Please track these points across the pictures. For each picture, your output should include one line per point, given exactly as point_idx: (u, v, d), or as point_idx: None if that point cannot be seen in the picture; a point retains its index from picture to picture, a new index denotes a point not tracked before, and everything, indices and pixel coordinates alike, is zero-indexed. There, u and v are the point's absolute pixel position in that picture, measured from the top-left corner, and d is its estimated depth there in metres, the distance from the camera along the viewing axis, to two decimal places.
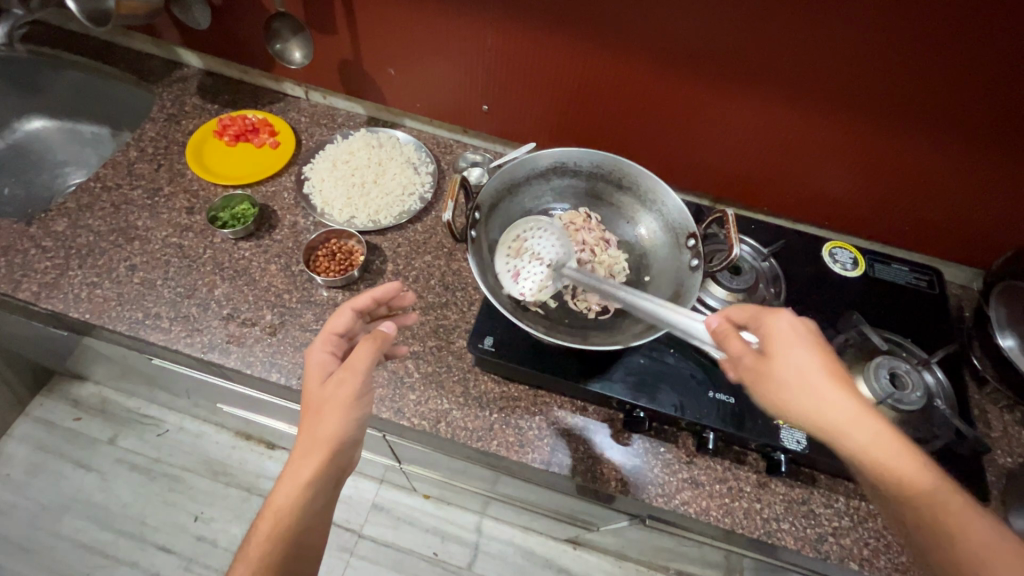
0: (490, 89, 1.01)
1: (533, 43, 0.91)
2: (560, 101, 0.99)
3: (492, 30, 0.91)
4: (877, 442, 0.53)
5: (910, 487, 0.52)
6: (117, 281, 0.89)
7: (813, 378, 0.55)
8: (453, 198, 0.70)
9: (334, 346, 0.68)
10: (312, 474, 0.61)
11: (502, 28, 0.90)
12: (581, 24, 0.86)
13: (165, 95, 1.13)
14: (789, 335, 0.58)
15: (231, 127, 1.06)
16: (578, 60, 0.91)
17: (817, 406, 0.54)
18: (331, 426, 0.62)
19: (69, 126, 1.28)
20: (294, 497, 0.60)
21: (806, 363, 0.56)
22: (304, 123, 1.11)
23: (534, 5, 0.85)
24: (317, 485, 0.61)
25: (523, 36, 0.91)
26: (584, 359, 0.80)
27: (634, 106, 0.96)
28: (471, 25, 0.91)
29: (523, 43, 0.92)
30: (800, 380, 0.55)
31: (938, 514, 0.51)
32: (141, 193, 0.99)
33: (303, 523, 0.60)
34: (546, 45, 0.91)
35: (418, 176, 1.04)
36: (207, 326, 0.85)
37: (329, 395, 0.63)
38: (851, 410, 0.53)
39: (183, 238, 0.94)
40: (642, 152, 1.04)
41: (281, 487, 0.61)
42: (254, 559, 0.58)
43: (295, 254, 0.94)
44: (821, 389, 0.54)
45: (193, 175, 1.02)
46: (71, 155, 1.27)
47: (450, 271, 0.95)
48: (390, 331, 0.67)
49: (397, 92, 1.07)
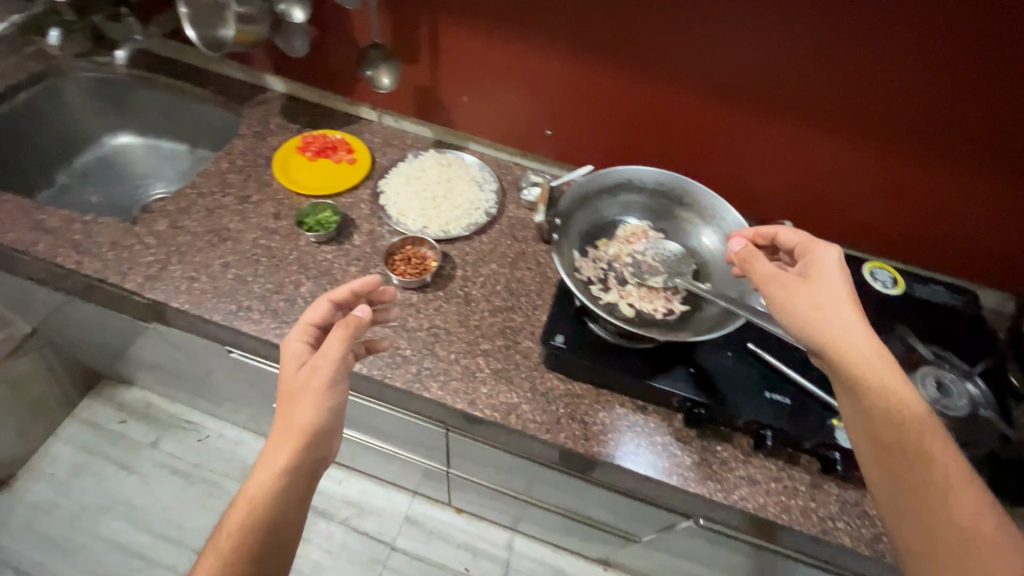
0: (554, 114, 1.10)
1: (602, 75, 1.01)
2: (614, 129, 1.09)
3: (565, 61, 1.01)
4: (878, 368, 0.61)
5: (904, 422, 0.59)
6: (211, 276, 0.96)
7: (837, 302, 0.65)
8: None
9: (313, 335, 0.74)
10: (286, 460, 0.65)
11: (575, 61, 1.00)
12: (648, 59, 0.96)
13: (252, 115, 1.25)
14: (832, 271, 0.68)
15: (313, 144, 1.18)
16: (639, 92, 1.01)
17: (837, 326, 0.63)
18: (303, 415, 0.67)
19: (150, 142, 1.45)
20: (268, 484, 0.65)
21: (836, 294, 0.65)
22: (377, 144, 1.22)
23: (608, 39, 0.96)
24: (292, 471, 0.66)
25: (594, 69, 1.01)
26: (649, 359, 0.85)
27: (689, 134, 1.05)
28: (546, 56, 1.01)
29: (593, 75, 1.01)
30: (831, 303, 0.65)
31: (925, 453, 0.58)
32: (232, 200, 1.08)
33: (271, 513, 0.64)
34: (614, 77, 1.00)
35: (483, 193, 1.13)
36: (295, 319, 0.92)
37: (303, 382, 0.69)
38: (861, 336, 0.62)
39: (271, 241, 1.02)
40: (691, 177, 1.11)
41: (256, 473, 0.65)
42: (228, 543, 0.62)
43: (373, 258, 1.02)
44: (845, 315, 0.64)
45: (278, 186, 1.11)
46: (151, 169, 1.44)
47: (514, 278, 1.02)
48: (363, 314, 0.72)
49: (466, 117, 1.15)
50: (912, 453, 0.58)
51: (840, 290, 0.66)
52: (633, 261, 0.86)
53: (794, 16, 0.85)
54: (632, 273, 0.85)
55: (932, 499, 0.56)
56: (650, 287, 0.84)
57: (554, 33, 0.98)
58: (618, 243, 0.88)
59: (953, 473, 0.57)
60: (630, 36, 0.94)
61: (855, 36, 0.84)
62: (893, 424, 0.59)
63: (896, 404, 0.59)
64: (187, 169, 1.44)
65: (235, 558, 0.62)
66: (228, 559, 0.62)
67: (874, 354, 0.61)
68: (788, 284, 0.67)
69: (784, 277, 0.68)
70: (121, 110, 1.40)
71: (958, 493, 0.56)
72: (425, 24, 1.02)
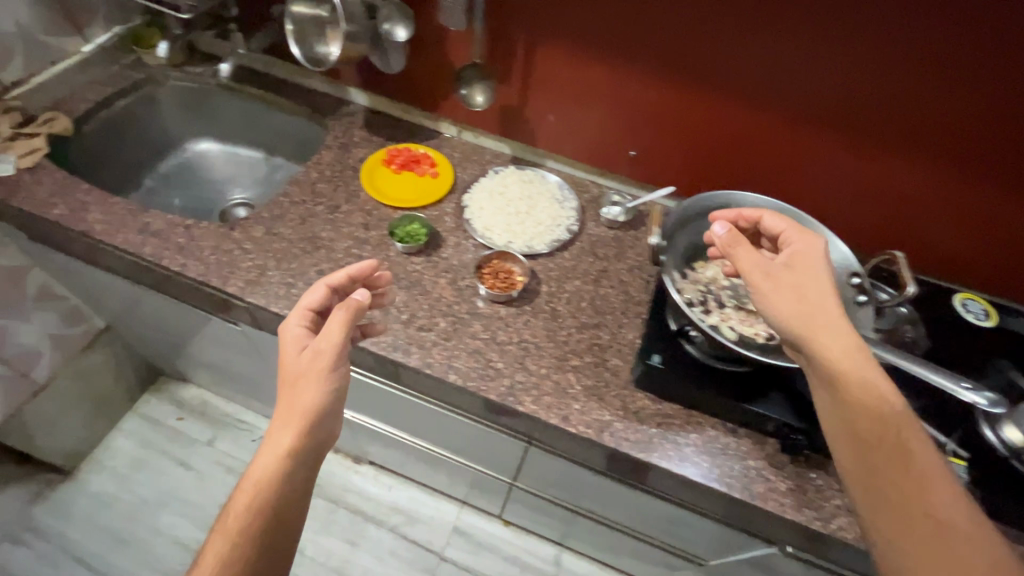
0: (641, 136, 1.12)
1: (696, 100, 1.03)
2: (694, 151, 1.10)
3: (659, 86, 1.03)
4: (857, 361, 0.68)
5: (876, 412, 0.66)
6: (308, 283, 0.99)
7: (819, 296, 0.71)
8: (656, 224, 0.86)
9: (310, 320, 0.80)
10: (289, 443, 0.71)
11: (669, 86, 1.03)
12: (744, 86, 0.98)
13: (336, 127, 1.29)
14: (816, 264, 0.74)
15: (398, 157, 1.21)
16: (730, 117, 1.03)
17: (821, 320, 0.69)
18: (306, 396, 0.73)
19: (228, 148, 1.50)
20: (273, 465, 0.70)
21: (819, 287, 0.71)
22: (457, 158, 1.25)
23: (705, 66, 0.98)
24: (296, 452, 0.72)
25: (686, 95, 1.03)
26: (745, 382, 0.86)
27: (777, 160, 1.06)
28: (640, 80, 1.03)
29: (684, 100, 1.04)
30: (815, 297, 0.71)
31: (897, 443, 0.66)
32: (323, 209, 1.11)
33: (279, 484, 0.70)
34: (706, 103, 1.03)
35: (564, 210, 1.15)
36: (390, 328, 0.95)
37: (304, 368, 0.74)
38: (843, 330, 0.69)
39: (362, 250, 1.05)
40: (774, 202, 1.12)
41: (263, 449, 0.72)
42: (236, 521, 0.68)
43: (461, 271, 1.04)
44: (827, 309, 0.70)
45: (366, 197, 1.15)
46: (230, 174, 1.49)
47: (598, 296, 1.04)
48: (362, 300, 0.78)
49: (549, 136, 1.18)
50: (885, 442, 0.66)
51: (818, 284, 0.72)
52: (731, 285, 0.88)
53: (879, 47, 0.87)
54: (731, 296, 0.86)
55: (902, 487, 0.64)
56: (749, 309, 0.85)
57: (651, 59, 1.00)
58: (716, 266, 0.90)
59: (924, 459, 0.65)
60: (728, 64, 0.97)
61: (943, 64, 0.86)
62: (869, 416, 0.66)
63: (870, 394, 0.67)
64: (264, 175, 1.48)
65: (247, 534, 0.68)
66: (239, 534, 0.68)
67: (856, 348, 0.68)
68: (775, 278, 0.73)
69: (768, 268, 0.73)
70: (204, 118, 1.45)
71: (928, 481, 0.64)
72: (521, 45, 1.05)
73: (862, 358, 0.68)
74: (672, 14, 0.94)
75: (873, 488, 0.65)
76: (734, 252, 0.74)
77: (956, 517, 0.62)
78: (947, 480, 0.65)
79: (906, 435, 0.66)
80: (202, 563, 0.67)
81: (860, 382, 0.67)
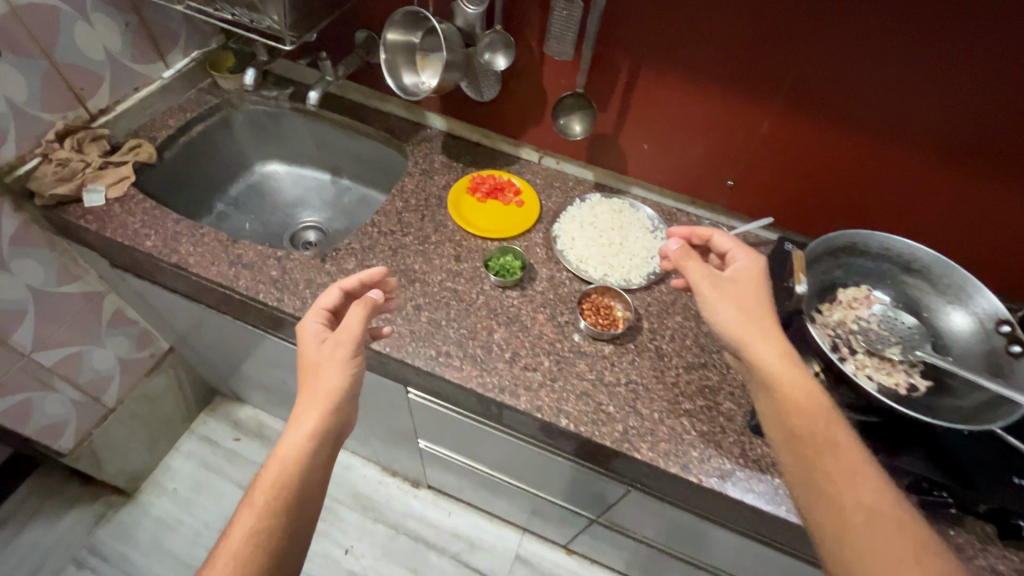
0: (743, 168, 1.07)
1: (812, 135, 0.97)
2: (795, 181, 1.05)
3: (771, 119, 0.97)
4: (784, 367, 0.70)
5: (805, 416, 0.68)
6: (407, 318, 0.97)
7: (751, 305, 0.75)
8: (802, 272, 0.76)
9: (324, 317, 0.80)
10: (315, 424, 0.70)
11: (783, 119, 0.97)
12: (870, 123, 0.91)
13: (415, 153, 1.26)
14: (754, 276, 0.78)
15: (483, 185, 1.18)
16: (849, 154, 0.96)
17: (754, 330, 0.73)
18: (325, 381, 0.73)
19: (294, 169, 1.49)
20: (300, 444, 0.69)
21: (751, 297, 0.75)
22: (540, 185, 1.21)
23: (826, 101, 0.92)
24: (321, 434, 0.70)
25: (801, 129, 0.97)
26: (877, 433, 0.83)
27: (897, 198, 0.99)
28: (751, 112, 0.98)
29: (798, 134, 0.98)
30: (750, 307, 0.74)
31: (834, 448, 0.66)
32: (413, 239, 1.09)
33: (300, 471, 0.67)
34: (822, 138, 0.96)
35: (657, 240, 1.11)
36: (494, 368, 0.92)
37: (327, 354, 0.75)
38: (773, 337, 0.72)
39: (457, 283, 1.02)
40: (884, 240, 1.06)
41: (287, 435, 0.69)
42: (261, 502, 0.65)
43: (559, 306, 1.01)
44: (755, 318, 0.74)
45: (454, 227, 1.12)
46: (298, 196, 1.48)
47: (702, 333, 1.00)
48: (380, 296, 0.79)
49: (640, 164, 1.15)
50: (814, 445, 0.66)
51: (755, 294, 0.76)
52: (866, 330, 0.82)
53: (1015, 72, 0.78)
54: (867, 342, 0.81)
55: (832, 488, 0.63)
56: (886, 358, 0.80)
57: (767, 92, 0.94)
58: (846, 308, 0.85)
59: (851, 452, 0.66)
60: (855, 100, 0.90)
61: None
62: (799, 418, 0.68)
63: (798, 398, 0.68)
64: (332, 198, 1.48)
65: (273, 512, 0.64)
66: (266, 512, 0.64)
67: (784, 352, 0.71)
68: (718, 287, 0.77)
69: (713, 279, 0.77)
70: (274, 140, 1.45)
71: (860, 483, 0.63)
72: (625, 74, 1.01)
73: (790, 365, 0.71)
74: (798, 47, 0.87)
75: (806, 486, 0.66)
76: (685, 265, 0.79)
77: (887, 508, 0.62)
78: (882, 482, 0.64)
79: (828, 428, 0.67)
80: (229, 541, 0.62)
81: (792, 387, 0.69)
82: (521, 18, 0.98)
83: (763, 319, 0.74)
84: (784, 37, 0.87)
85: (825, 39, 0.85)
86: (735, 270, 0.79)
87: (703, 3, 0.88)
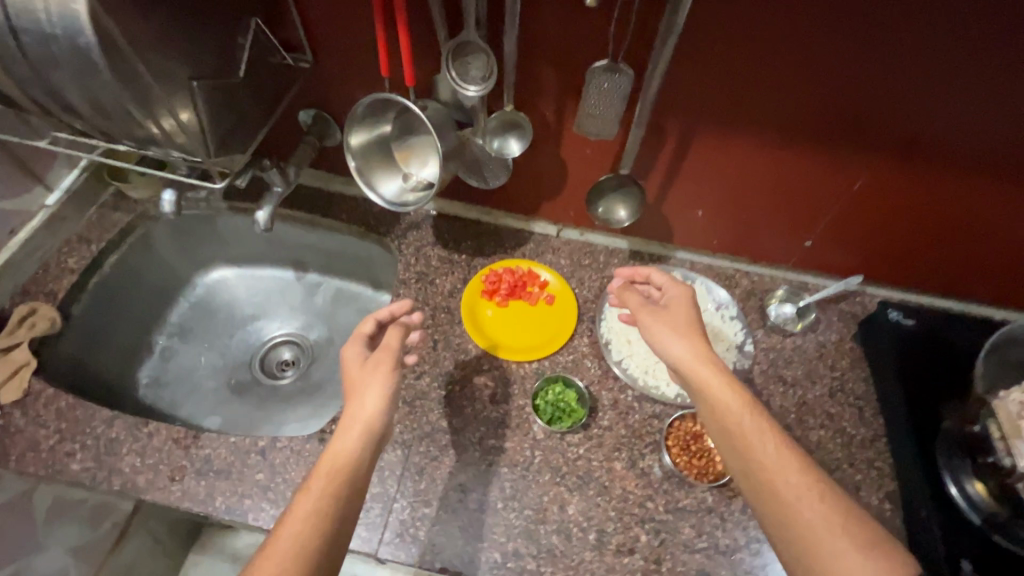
0: (820, 224, 0.86)
1: (922, 187, 0.76)
2: (882, 232, 0.85)
3: (870, 173, 0.76)
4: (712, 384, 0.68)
5: (733, 429, 0.64)
6: (453, 509, 0.74)
7: (678, 325, 0.73)
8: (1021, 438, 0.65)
9: (363, 344, 0.77)
10: (359, 434, 0.67)
11: (886, 173, 0.76)
12: (1004, 170, 0.71)
13: (402, 249, 0.99)
14: (677, 295, 0.77)
15: (502, 285, 0.93)
16: (968, 203, 0.77)
17: (684, 350, 0.71)
18: (375, 393, 0.70)
19: (245, 271, 1.19)
20: (350, 446, 0.65)
21: (675, 317, 0.75)
22: (567, 267, 0.97)
23: (930, 146, 0.70)
24: (366, 440, 0.67)
25: (908, 181, 0.76)
26: None
27: (1022, 242, 0.80)
28: (843, 167, 0.76)
29: (896, 185, 0.77)
30: (673, 326, 0.73)
31: (765, 458, 0.62)
32: (430, 381, 0.84)
33: (352, 477, 0.63)
34: (936, 189, 0.76)
35: (728, 323, 0.90)
36: (583, 562, 0.71)
37: (368, 373, 0.72)
38: (700, 353, 0.70)
39: (502, 438, 0.80)
40: (998, 280, 0.88)
41: (343, 437, 0.66)
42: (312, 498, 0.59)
43: (635, 445, 0.79)
44: (677, 338, 0.72)
45: (477, 350, 0.88)
46: (257, 306, 1.18)
47: (813, 445, 0.81)
48: (414, 318, 0.78)
49: (689, 231, 0.92)
50: (749, 459, 0.62)
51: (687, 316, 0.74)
52: None
53: None
54: None
55: (774, 495, 0.59)
56: None
57: (868, 145, 0.72)
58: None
59: (788, 456, 0.62)
60: (983, 146, 0.69)
61: None
62: (728, 431, 0.65)
63: (726, 412, 0.66)
64: (300, 301, 1.19)
65: (329, 502, 0.59)
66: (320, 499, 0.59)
67: (719, 368, 0.69)
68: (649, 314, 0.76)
69: (649, 308, 0.77)
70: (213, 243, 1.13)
71: (794, 491, 0.59)
72: (674, 137, 0.77)
73: (716, 377, 0.68)
74: (922, 95, 0.65)
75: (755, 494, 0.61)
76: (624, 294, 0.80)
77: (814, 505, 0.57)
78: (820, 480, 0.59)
79: (761, 437, 0.63)
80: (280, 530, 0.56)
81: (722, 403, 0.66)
82: (532, 86, 0.72)
83: (705, 344, 0.72)
84: (902, 84, 0.64)
85: (961, 83, 0.63)
86: (674, 296, 0.77)
87: (773, 48, 0.64)
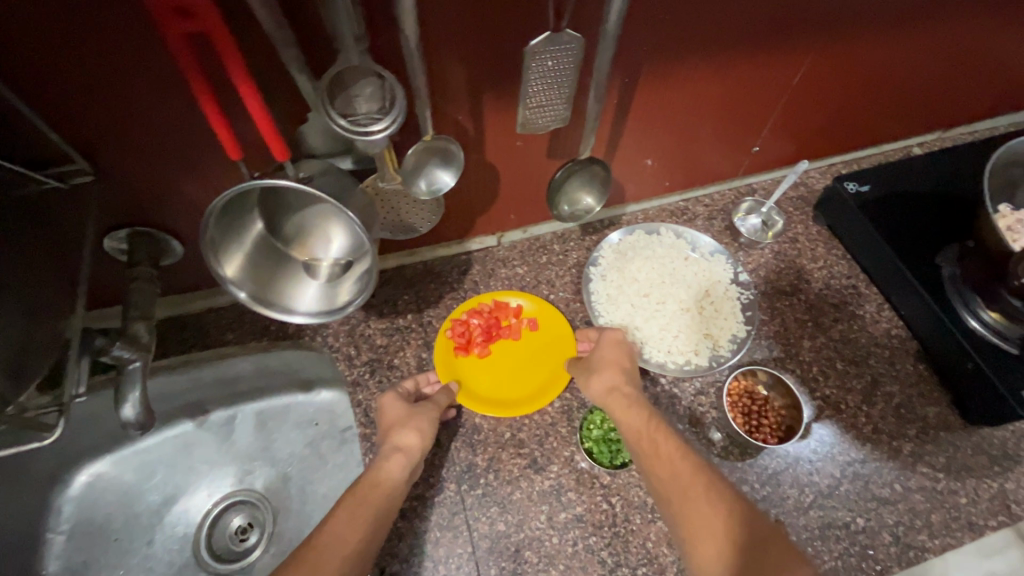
0: (760, 128, 0.81)
1: (849, 58, 0.73)
2: (816, 113, 0.82)
3: (804, 62, 0.71)
4: (623, 408, 0.62)
5: (642, 451, 0.58)
6: None
7: (600, 364, 0.67)
8: None
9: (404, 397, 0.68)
10: (403, 469, 0.59)
11: (819, 59, 0.71)
12: (926, 10, 0.69)
13: (332, 343, 0.76)
14: (607, 339, 0.71)
15: (477, 333, 0.75)
16: (887, 57, 0.75)
17: (606, 382, 0.65)
18: (419, 427, 0.62)
19: (119, 453, 0.76)
20: (393, 474, 0.58)
21: (599, 357, 0.68)
22: (528, 274, 0.82)
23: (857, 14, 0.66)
24: (405, 475, 0.59)
25: (837, 57, 0.72)
26: None
27: (925, 81, 0.83)
28: (779, 66, 0.70)
29: (827, 64, 0.73)
30: (601, 362, 0.68)
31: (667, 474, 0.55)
32: (457, 486, 0.67)
33: (387, 507, 0.56)
34: (861, 55, 0.73)
35: (713, 260, 0.84)
36: None
37: (414, 414, 0.64)
38: (616, 383, 0.64)
39: (571, 506, 0.67)
40: (906, 123, 0.91)
41: (389, 460, 0.59)
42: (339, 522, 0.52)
43: (699, 433, 0.72)
44: (599, 373, 0.66)
45: (486, 421, 0.71)
46: (162, 486, 0.76)
47: (840, 343, 0.80)
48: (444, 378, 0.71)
49: (636, 183, 0.82)
50: (657, 481, 0.55)
51: (617, 357, 0.68)
52: None
53: None
54: None
55: (681, 513, 0.52)
56: None
57: (803, 34, 0.66)
58: None
59: (680, 467, 0.54)
60: None
61: None
62: (641, 454, 0.58)
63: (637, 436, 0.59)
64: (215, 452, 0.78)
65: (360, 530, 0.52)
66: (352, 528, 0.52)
67: (636, 404, 0.62)
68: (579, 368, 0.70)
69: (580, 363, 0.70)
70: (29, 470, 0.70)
71: (693, 505, 0.51)
72: (614, 89, 0.63)
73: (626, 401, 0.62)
74: None
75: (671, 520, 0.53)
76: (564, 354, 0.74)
77: (700, 518, 0.50)
78: (714, 491, 0.51)
79: (666, 468, 0.55)
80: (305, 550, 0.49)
81: (631, 426, 0.60)
82: (440, 96, 0.54)
83: (628, 382, 0.65)
84: None
85: None
86: (600, 348, 0.70)
87: None
